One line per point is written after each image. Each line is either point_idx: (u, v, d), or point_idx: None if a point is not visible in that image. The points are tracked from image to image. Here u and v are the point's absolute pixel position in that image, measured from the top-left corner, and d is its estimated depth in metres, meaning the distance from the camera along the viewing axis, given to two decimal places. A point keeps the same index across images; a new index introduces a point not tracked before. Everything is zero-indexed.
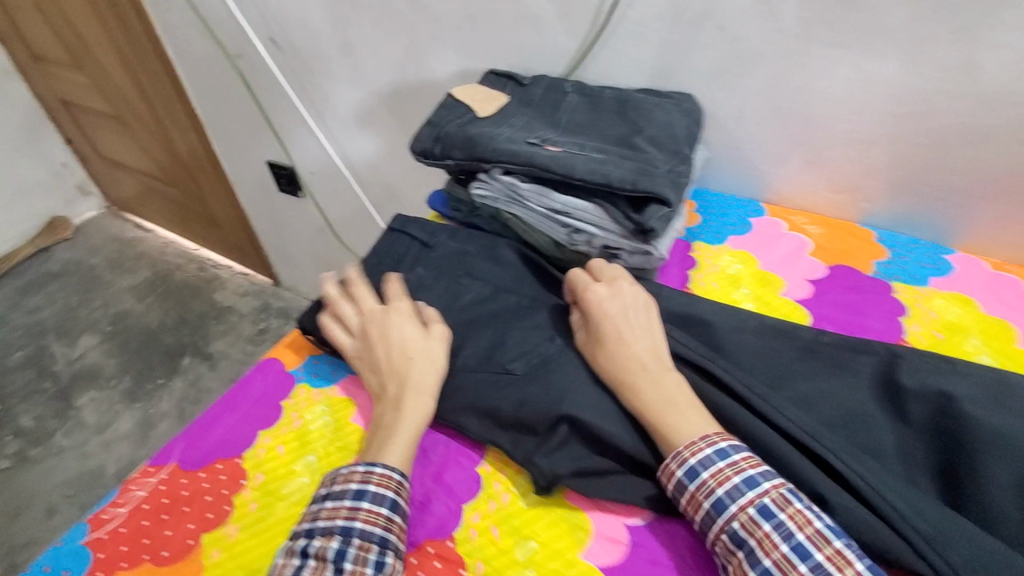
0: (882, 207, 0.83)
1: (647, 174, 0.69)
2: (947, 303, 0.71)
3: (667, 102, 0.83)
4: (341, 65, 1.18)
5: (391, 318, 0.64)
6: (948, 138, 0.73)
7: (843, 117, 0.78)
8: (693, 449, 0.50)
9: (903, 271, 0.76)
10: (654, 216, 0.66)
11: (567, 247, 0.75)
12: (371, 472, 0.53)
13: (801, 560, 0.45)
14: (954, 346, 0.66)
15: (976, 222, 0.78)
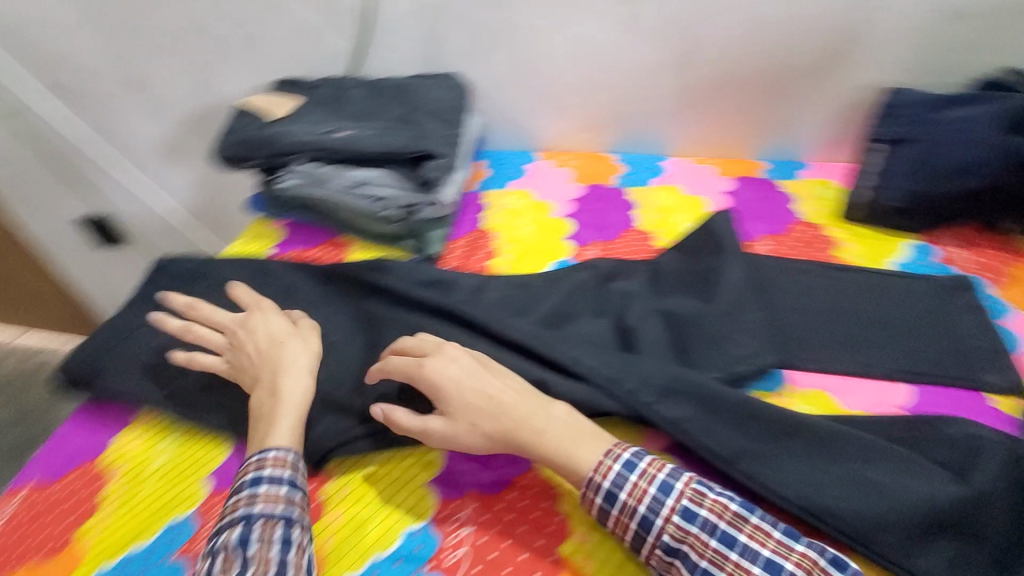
0: (618, 137, 1.06)
1: (417, 138, 0.86)
2: (665, 194, 0.94)
3: (436, 81, 0.99)
4: (134, 101, 1.20)
5: (272, 332, 0.68)
6: (640, 73, 0.97)
7: (568, 70, 0.99)
8: (602, 470, 0.54)
9: (635, 179, 0.99)
10: (431, 167, 0.84)
11: (374, 215, 0.85)
12: (266, 456, 0.57)
13: (729, 548, 0.49)
14: (670, 222, 0.88)
15: (681, 133, 1.03)
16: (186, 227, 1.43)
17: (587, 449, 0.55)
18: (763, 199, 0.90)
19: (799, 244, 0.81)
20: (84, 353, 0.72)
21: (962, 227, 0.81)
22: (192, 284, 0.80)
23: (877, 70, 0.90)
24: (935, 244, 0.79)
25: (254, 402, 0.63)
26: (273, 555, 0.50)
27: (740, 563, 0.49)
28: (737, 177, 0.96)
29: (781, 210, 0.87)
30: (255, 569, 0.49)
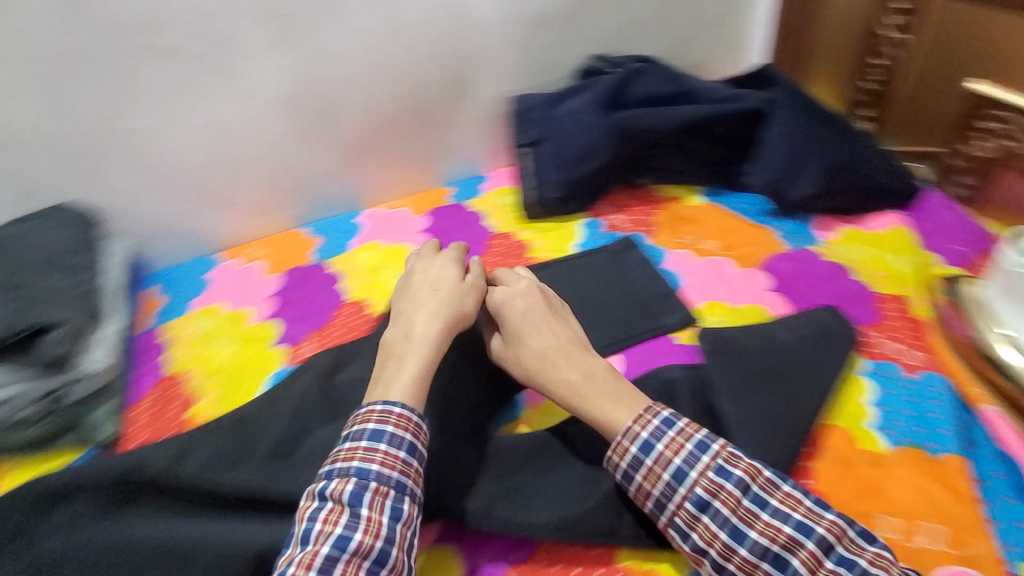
0: (302, 208, 0.97)
1: (26, 308, 0.67)
2: (366, 252, 0.90)
3: (36, 220, 0.76)
4: None
5: (442, 286, 0.66)
6: (290, 139, 0.89)
7: (208, 158, 0.86)
8: (641, 421, 0.54)
9: (332, 247, 0.93)
10: (54, 341, 0.66)
11: (6, 422, 0.65)
12: (390, 411, 0.53)
13: (761, 509, 0.49)
14: (379, 282, 0.85)
15: (366, 184, 0.99)
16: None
17: (621, 410, 0.56)
18: (458, 227, 0.92)
19: (499, 258, 0.85)
20: None
21: (619, 188, 0.94)
22: None
23: (501, 81, 0.97)
24: (599, 217, 0.90)
25: (399, 357, 0.59)
26: None
27: (771, 522, 0.48)
28: (429, 212, 0.96)
29: (475, 232, 0.91)
30: (362, 531, 0.47)
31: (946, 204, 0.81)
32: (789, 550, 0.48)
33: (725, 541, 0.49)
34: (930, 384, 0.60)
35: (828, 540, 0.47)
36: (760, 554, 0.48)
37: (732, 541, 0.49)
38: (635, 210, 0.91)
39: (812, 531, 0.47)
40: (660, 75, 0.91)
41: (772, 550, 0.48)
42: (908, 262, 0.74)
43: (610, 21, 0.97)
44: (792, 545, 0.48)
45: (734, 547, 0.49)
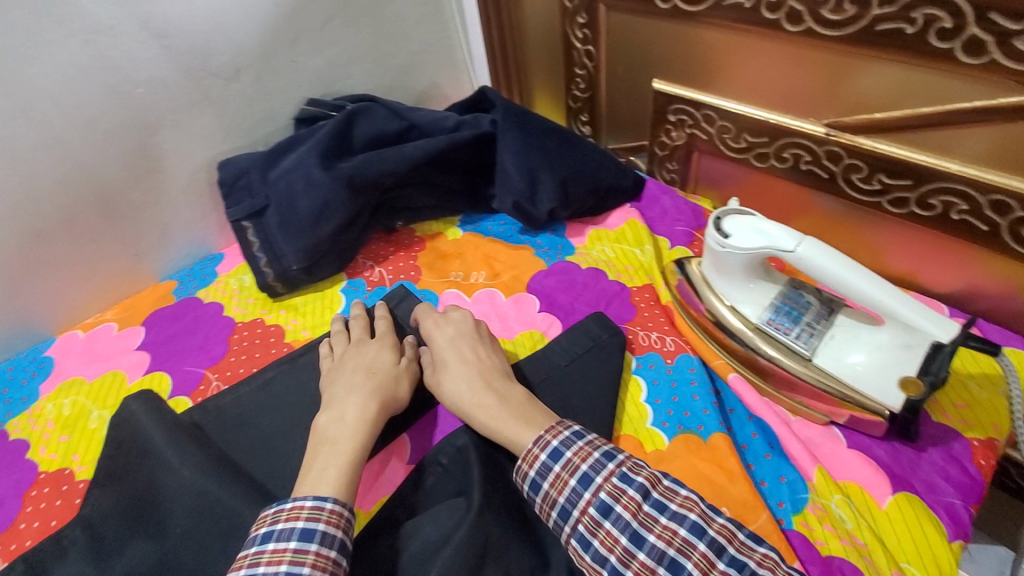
0: None
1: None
2: (58, 399, 0.71)
3: None
4: None
5: (377, 367, 0.63)
6: None
7: None
8: (553, 431, 0.51)
9: (11, 403, 0.72)
10: None
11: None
12: (321, 507, 0.48)
13: (660, 513, 0.45)
14: (84, 433, 0.68)
15: (45, 306, 0.78)
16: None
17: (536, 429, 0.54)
18: (185, 330, 0.77)
19: (242, 356, 0.73)
20: None
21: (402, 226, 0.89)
22: None
23: (200, 147, 0.81)
24: (359, 274, 0.82)
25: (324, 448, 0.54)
26: None
27: (668, 527, 0.45)
28: (145, 320, 0.79)
29: (208, 329, 0.76)
30: None
31: (665, 189, 0.87)
32: (681, 554, 0.44)
33: (623, 547, 0.45)
34: (687, 366, 0.64)
35: (719, 544, 0.44)
36: (656, 559, 0.44)
37: (632, 546, 0.44)
38: (395, 258, 0.84)
39: (705, 532, 0.44)
40: (384, 111, 0.86)
41: (667, 557, 0.44)
42: (651, 252, 0.79)
43: (319, 60, 0.87)
44: (684, 551, 0.44)
45: (632, 554, 0.44)
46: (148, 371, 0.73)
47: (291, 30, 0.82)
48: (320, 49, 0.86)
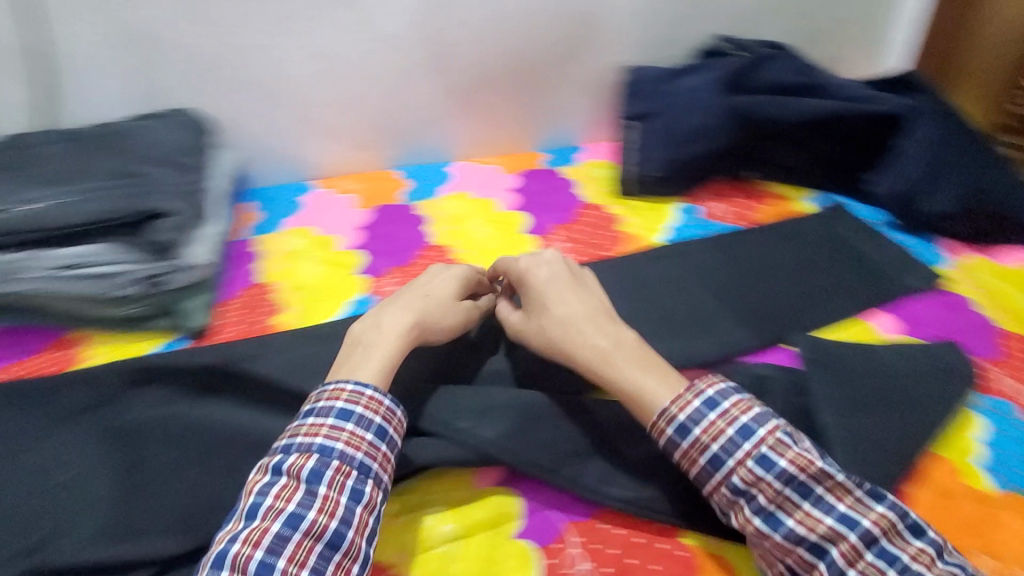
0: (268, 170, 0.98)
1: (142, 194, 0.71)
2: (292, 237, 0.86)
3: (153, 123, 0.84)
4: None
5: (377, 321, 0.59)
6: (303, 97, 0.92)
7: (234, 106, 0.91)
8: (681, 402, 0.52)
9: (268, 224, 0.90)
10: (154, 231, 0.69)
11: (102, 297, 0.70)
12: (361, 392, 0.52)
13: (803, 500, 0.48)
14: (291, 272, 0.81)
15: (326, 157, 0.99)
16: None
17: (663, 388, 0.53)
18: (396, 228, 0.87)
19: (423, 268, 0.81)
20: None
21: (714, 182, 0.92)
22: None
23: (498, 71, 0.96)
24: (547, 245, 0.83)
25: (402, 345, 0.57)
26: (330, 504, 0.47)
27: (811, 514, 0.47)
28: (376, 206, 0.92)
29: (411, 236, 0.85)
30: (316, 510, 0.47)
31: (952, 305, 0.75)
32: (827, 541, 0.47)
33: (757, 529, 0.49)
34: None
35: (872, 534, 0.46)
36: (796, 540, 0.48)
37: (769, 529, 0.48)
38: (581, 239, 0.84)
39: (858, 523, 0.46)
40: (641, 96, 0.90)
41: (809, 541, 0.47)
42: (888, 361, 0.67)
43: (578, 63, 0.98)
44: (831, 537, 0.47)
45: (769, 535, 0.48)
46: (356, 246, 0.85)
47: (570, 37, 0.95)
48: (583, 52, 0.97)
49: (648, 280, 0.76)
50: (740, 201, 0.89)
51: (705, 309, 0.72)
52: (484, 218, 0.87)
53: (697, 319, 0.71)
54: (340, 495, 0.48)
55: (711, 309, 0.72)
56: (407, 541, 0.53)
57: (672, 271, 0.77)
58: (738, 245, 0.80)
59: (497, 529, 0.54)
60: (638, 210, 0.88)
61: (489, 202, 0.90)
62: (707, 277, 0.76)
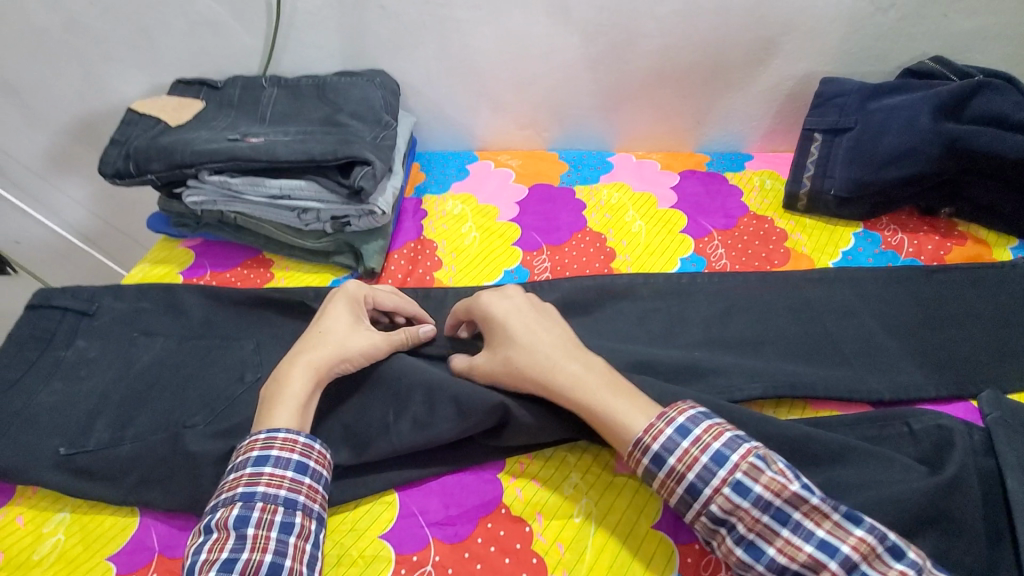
0: (448, 133, 1.05)
1: (348, 142, 0.77)
2: (455, 202, 0.92)
3: (360, 79, 0.92)
4: (5, 109, 1.08)
5: (331, 328, 0.59)
6: (492, 71, 0.95)
7: (428, 70, 0.96)
8: (651, 432, 0.49)
9: (434, 186, 0.97)
10: (358, 175, 0.74)
11: (302, 228, 0.80)
12: (274, 437, 0.51)
13: (782, 526, 0.44)
14: (453, 233, 0.86)
15: (498, 131, 1.03)
16: (32, 262, 1.34)
17: (640, 416, 0.51)
18: (554, 209, 0.89)
19: (576, 251, 0.82)
20: None
21: (899, 212, 0.85)
22: (80, 322, 0.70)
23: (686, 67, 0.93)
24: (704, 249, 0.81)
25: (313, 388, 0.56)
26: (269, 541, 0.47)
27: (791, 542, 0.44)
28: (532, 183, 0.95)
29: (567, 219, 0.87)
30: (249, 549, 0.46)
31: None
32: (808, 570, 0.43)
33: (740, 559, 0.45)
34: None
35: (852, 560, 0.43)
36: (778, 571, 0.44)
37: (749, 558, 0.45)
38: (740, 247, 0.81)
39: (837, 550, 0.43)
40: (836, 110, 0.84)
41: (792, 571, 0.44)
42: None
43: (766, 69, 0.93)
44: (812, 566, 0.43)
45: (752, 565, 0.45)
46: (513, 220, 0.88)
47: (767, 42, 0.90)
48: (775, 57, 0.92)
49: (821, 302, 0.72)
50: (927, 235, 0.81)
51: (874, 341, 0.68)
52: (640, 211, 0.87)
53: (864, 351, 0.67)
54: (269, 532, 0.47)
55: (894, 347, 0.67)
56: (545, 504, 0.54)
57: (840, 296, 0.73)
58: (918, 281, 0.74)
59: (636, 514, 0.53)
60: (812, 228, 0.83)
61: (648, 197, 0.90)
62: (879, 309, 0.71)
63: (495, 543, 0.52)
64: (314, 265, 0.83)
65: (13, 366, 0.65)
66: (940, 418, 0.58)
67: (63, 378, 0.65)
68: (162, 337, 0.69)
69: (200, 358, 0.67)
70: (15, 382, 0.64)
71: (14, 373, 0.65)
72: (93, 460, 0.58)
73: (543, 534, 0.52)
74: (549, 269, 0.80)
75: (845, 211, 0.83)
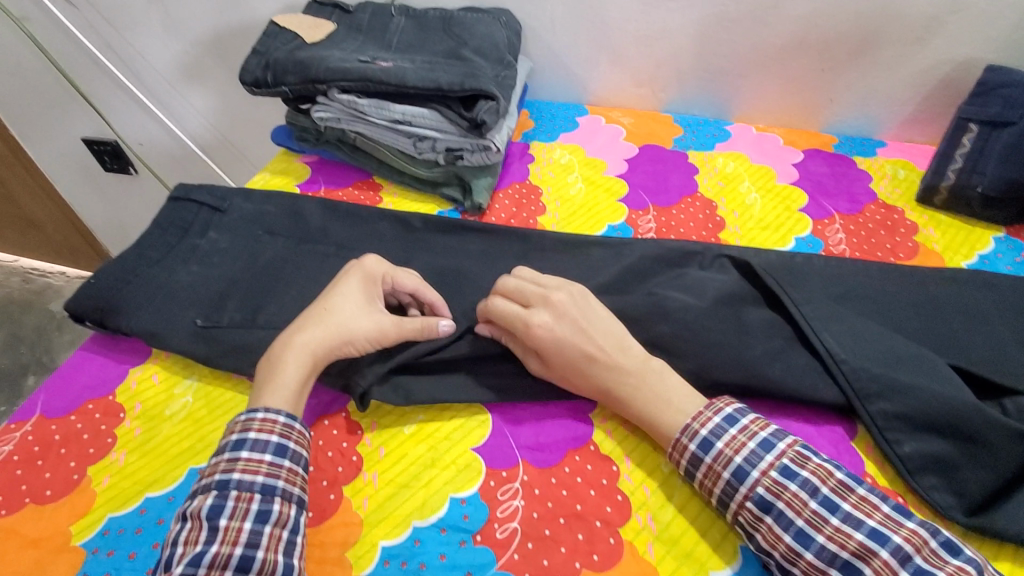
0: (562, 82, 1.03)
1: (474, 76, 0.77)
2: (564, 151, 0.91)
3: (486, 17, 0.92)
4: (149, 16, 1.16)
5: (339, 308, 0.57)
6: (619, 22, 0.93)
7: (553, 14, 0.95)
8: (700, 418, 0.51)
9: (544, 133, 0.96)
10: (482, 109, 0.75)
11: (416, 155, 0.82)
12: (252, 419, 0.50)
13: (831, 513, 0.45)
14: (560, 181, 0.86)
15: (613, 86, 1.01)
16: (152, 163, 1.44)
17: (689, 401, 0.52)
18: (664, 171, 0.87)
19: (685, 215, 0.80)
20: (102, 297, 0.66)
21: None
22: (213, 217, 0.76)
23: (824, 36, 0.87)
24: (823, 232, 0.76)
25: (308, 372, 0.54)
26: (241, 533, 0.45)
27: (841, 530, 0.44)
28: (644, 144, 0.92)
29: (678, 182, 0.85)
30: (220, 541, 0.44)
31: None
32: (859, 559, 0.43)
33: (788, 546, 0.45)
34: None
35: (905, 550, 0.42)
36: (827, 560, 0.44)
37: (797, 545, 0.45)
38: (863, 234, 0.76)
39: (888, 539, 0.43)
40: (999, 100, 0.76)
41: (841, 560, 0.43)
42: None
43: (923, 49, 0.85)
44: (862, 554, 0.43)
45: (799, 553, 0.44)
46: (621, 176, 0.87)
47: (928, 17, 0.82)
48: (934, 37, 0.84)
49: (954, 300, 0.66)
50: None
51: (1004, 349, 0.62)
52: (756, 184, 0.83)
53: (991, 358, 0.61)
54: (242, 523, 0.45)
55: None
56: (634, 449, 0.54)
57: (970, 299, 0.67)
58: None
59: None
60: (943, 226, 0.77)
61: (767, 171, 0.85)
62: (1017, 318, 0.65)
63: (581, 474, 0.53)
64: (422, 193, 0.85)
65: (157, 245, 0.72)
66: None
67: (197, 263, 0.71)
68: (283, 238, 0.74)
69: (316, 262, 0.71)
70: (158, 260, 0.70)
71: (155, 254, 0.71)
72: (220, 338, 0.63)
73: (631, 474, 0.53)
74: (654, 230, 0.78)
75: (987, 212, 0.77)
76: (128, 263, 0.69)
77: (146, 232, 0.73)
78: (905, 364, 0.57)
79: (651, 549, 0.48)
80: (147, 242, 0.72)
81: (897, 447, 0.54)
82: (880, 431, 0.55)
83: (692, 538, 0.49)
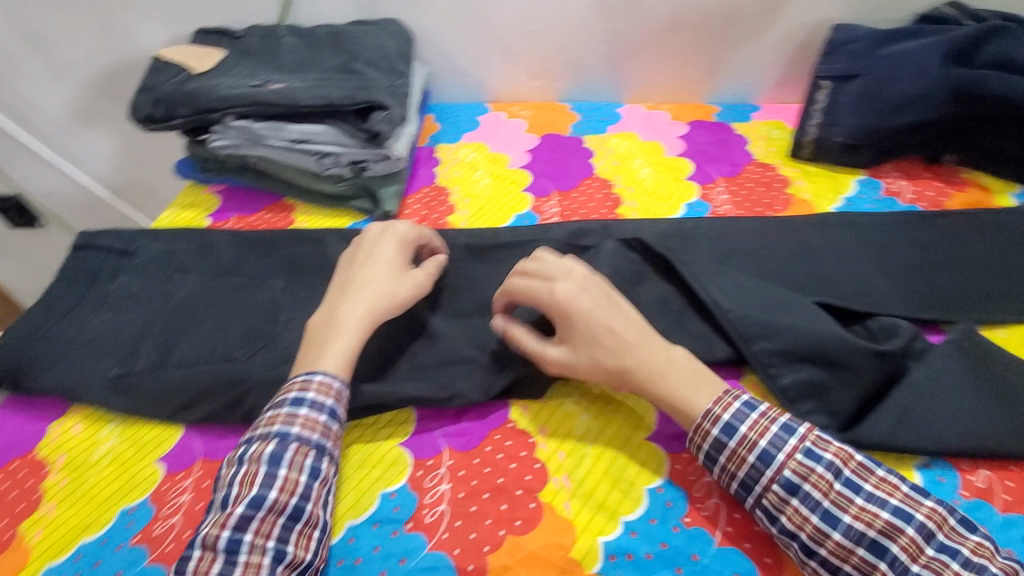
0: (462, 83, 1.06)
1: (365, 88, 0.80)
2: (467, 150, 0.95)
3: (375, 28, 0.94)
4: (30, 60, 1.11)
5: (374, 267, 0.61)
6: (504, 20, 0.97)
7: (441, 19, 0.98)
8: (723, 403, 0.51)
9: (447, 134, 0.99)
10: (376, 119, 0.78)
11: (320, 172, 0.83)
12: (308, 379, 0.53)
13: (855, 493, 0.47)
14: (466, 179, 0.90)
15: (510, 81, 1.05)
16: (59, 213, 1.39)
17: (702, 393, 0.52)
18: (564, 157, 0.91)
19: (584, 196, 0.85)
20: (10, 357, 0.65)
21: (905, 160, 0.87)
22: (121, 261, 0.75)
23: (692, 15, 0.94)
24: (711, 197, 0.83)
25: (359, 333, 0.57)
26: (297, 483, 0.49)
27: (867, 508, 0.46)
28: (544, 134, 0.97)
29: (576, 166, 0.90)
30: (278, 488, 0.48)
31: None
32: (885, 536, 0.45)
33: (817, 527, 0.46)
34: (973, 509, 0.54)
35: (928, 527, 0.45)
36: (854, 539, 0.45)
37: (825, 526, 0.46)
38: (745, 193, 0.83)
39: (912, 516, 0.45)
40: (845, 57, 0.85)
41: (868, 538, 0.45)
42: None
43: (779, 17, 0.93)
44: (890, 531, 0.45)
45: (828, 533, 0.46)
46: (524, 167, 0.91)
47: None
48: (786, 6, 0.92)
49: (823, 243, 0.74)
50: (928, 182, 0.83)
51: (869, 280, 0.70)
52: (648, 159, 0.89)
53: (860, 291, 0.69)
54: (296, 473, 0.49)
55: (889, 286, 0.69)
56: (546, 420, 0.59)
57: (839, 240, 0.74)
58: (917, 227, 0.75)
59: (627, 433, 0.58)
60: (813, 177, 0.85)
61: (656, 146, 0.92)
62: (878, 251, 0.73)
63: (501, 450, 0.57)
64: (334, 210, 0.86)
65: (65, 297, 0.71)
66: (897, 321, 0.63)
67: (109, 310, 0.70)
68: (196, 273, 0.74)
69: (231, 292, 0.72)
70: (68, 312, 0.70)
71: (63, 307, 0.70)
72: (139, 381, 0.63)
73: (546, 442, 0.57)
74: (559, 214, 0.83)
75: (849, 158, 0.85)
76: (35, 319, 0.68)
77: (51, 286, 0.72)
78: (784, 308, 0.63)
79: (568, 506, 0.53)
80: (53, 295, 0.71)
81: (777, 380, 0.60)
82: (763, 368, 0.61)
83: (604, 488, 0.54)
